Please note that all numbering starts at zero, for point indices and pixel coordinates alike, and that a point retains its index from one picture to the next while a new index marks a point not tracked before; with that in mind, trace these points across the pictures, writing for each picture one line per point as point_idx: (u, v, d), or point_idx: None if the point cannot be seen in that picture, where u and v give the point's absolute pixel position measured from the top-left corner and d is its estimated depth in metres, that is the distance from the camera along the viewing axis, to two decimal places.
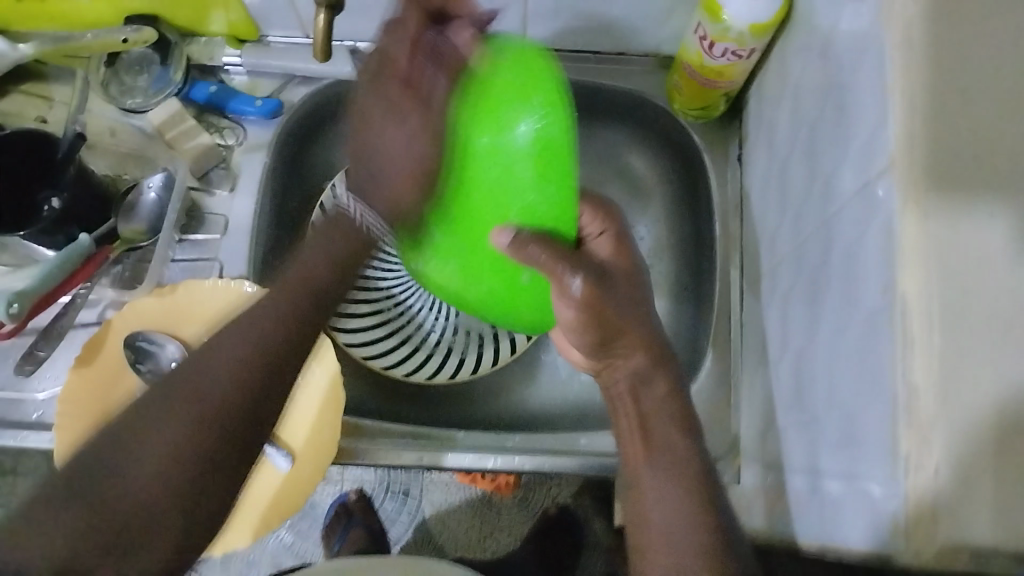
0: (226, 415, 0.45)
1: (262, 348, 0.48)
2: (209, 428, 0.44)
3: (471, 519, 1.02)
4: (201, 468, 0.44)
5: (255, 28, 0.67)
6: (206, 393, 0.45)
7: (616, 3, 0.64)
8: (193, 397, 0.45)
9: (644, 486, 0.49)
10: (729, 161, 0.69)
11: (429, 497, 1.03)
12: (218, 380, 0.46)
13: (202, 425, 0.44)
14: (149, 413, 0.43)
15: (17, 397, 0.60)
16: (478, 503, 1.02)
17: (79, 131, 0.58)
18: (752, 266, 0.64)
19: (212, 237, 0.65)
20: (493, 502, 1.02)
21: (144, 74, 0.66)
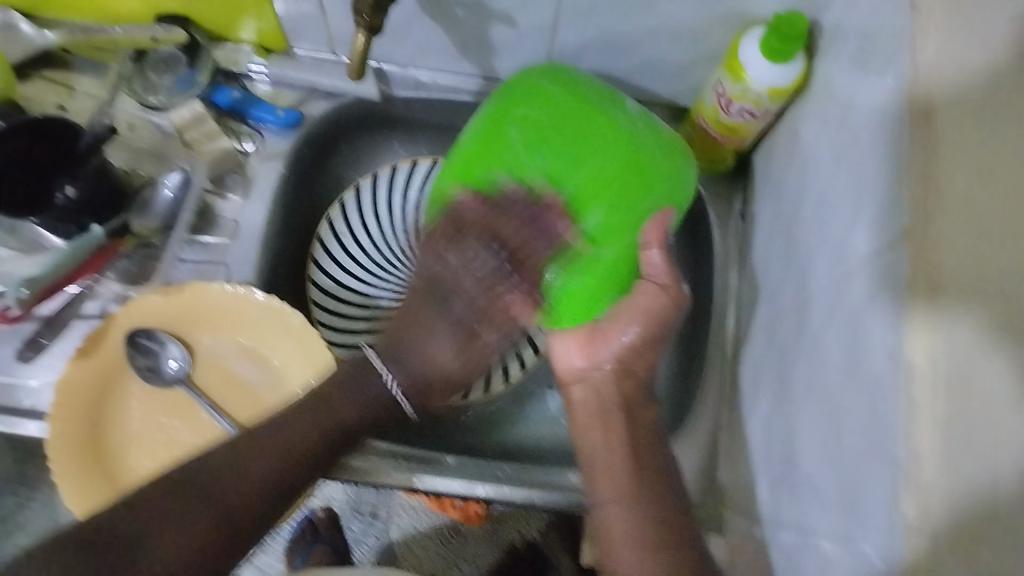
0: (254, 496, 0.51)
1: (260, 478, 0.51)
2: (220, 517, 0.49)
3: (438, 547, 1.03)
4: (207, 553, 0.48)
5: (282, 40, 0.68)
6: (241, 478, 0.51)
7: (640, 52, 0.66)
8: (221, 478, 0.50)
9: (615, 514, 0.53)
10: (733, 214, 0.71)
11: (396, 522, 1.04)
12: (151, 533, 0.46)
13: (180, 547, 0.47)
14: (159, 502, 0.48)
15: (11, 383, 0.59)
16: (444, 531, 1.04)
17: (110, 125, 0.59)
18: (749, 319, 0.65)
19: (222, 241, 0.65)
20: (461, 529, 1.04)
21: (169, 73, 0.67)
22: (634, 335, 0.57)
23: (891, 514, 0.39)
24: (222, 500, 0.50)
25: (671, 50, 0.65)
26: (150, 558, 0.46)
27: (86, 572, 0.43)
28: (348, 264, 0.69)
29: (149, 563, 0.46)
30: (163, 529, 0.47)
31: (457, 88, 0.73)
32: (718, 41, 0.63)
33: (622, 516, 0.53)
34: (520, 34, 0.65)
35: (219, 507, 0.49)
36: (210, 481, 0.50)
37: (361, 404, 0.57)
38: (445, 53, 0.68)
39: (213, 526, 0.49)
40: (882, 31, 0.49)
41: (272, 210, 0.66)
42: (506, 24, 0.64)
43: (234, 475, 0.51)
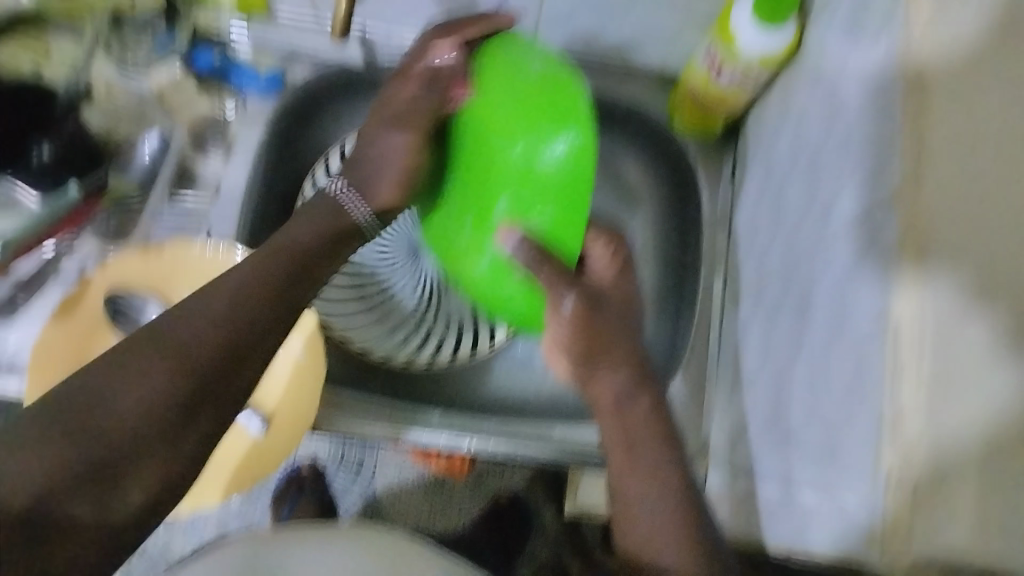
0: (220, 334, 0.43)
1: (231, 301, 0.45)
2: (186, 357, 0.42)
3: (424, 497, 1.05)
4: (179, 396, 0.40)
5: (265, 2, 0.66)
6: (204, 308, 0.44)
7: (631, 15, 0.65)
8: (180, 326, 0.43)
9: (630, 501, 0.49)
10: (721, 179, 0.71)
11: (381, 472, 1.05)
12: (123, 395, 0.39)
13: (146, 407, 0.39)
14: (110, 363, 0.40)
15: None
16: (429, 484, 1.05)
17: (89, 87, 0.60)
18: (736, 282, 0.66)
19: (202, 201, 0.65)
20: (445, 483, 1.05)
21: (149, 37, 0.65)
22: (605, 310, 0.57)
23: (874, 473, 0.40)
24: (180, 343, 0.42)
25: (662, 12, 0.64)
26: (118, 403, 0.39)
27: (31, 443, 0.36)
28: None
29: (130, 398, 0.39)
30: (138, 379, 0.40)
31: None
32: (710, 4, 0.62)
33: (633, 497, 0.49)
34: None
35: (195, 352, 0.42)
36: (168, 328, 0.43)
37: (316, 234, 0.53)
38: (433, 14, 0.67)
39: (191, 364, 0.41)
40: None
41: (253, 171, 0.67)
42: None
43: (193, 318, 0.43)
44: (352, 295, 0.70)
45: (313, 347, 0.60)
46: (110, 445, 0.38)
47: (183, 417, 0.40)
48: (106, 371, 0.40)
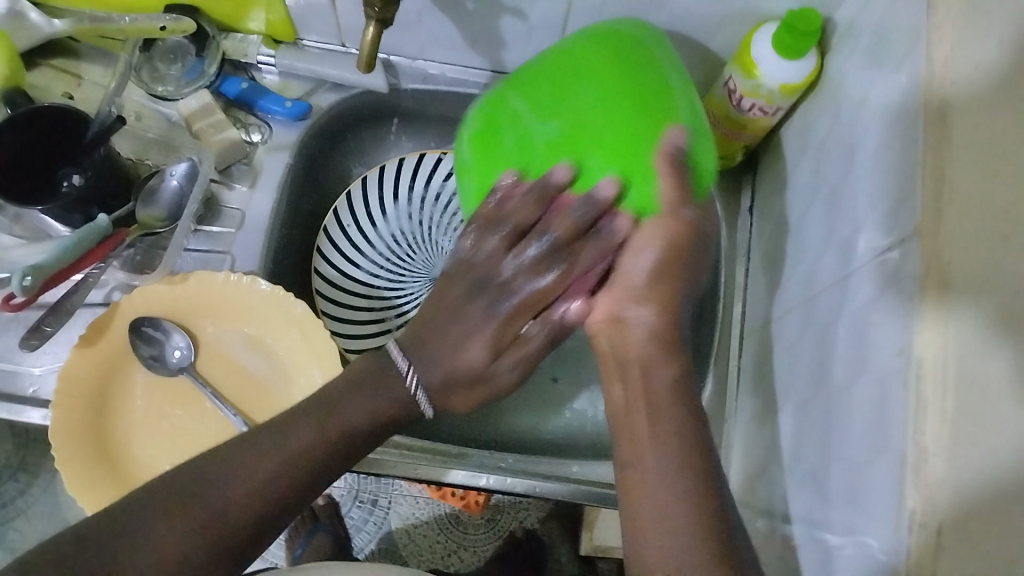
0: (259, 520, 0.44)
1: (265, 484, 0.44)
2: (224, 532, 0.43)
3: (437, 534, 1.03)
4: (208, 570, 0.42)
5: (292, 30, 0.68)
6: (257, 474, 0.44)
7: None
8: (227, 490, 0.43)
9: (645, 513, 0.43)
10: (741, 212, 0.71)
11: (396, 510, 1.03)
12: (143, 549, 0.41)
13: (173, 563, 0.41)
14: (146, 508, 0.42)
15: (14, 371, 0.60)
16: (444, 520, 1.03)
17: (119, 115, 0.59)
18: (755, 315, 0.65)
19: (227, 230, 0.65)
20: (460, 519, 1.03)
21: (178, 63, 0.66)
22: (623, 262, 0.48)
23: (896, 513, 0.39)
24: (228, 500, 0.43)
25: (683, 45, 0.64)
26: (141, 557, 0.41)
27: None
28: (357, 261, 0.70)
29: (151, 553, 0.41)
30: (163, 535, 0.41)
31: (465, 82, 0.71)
32: (730, 36, 0.62)
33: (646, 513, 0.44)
34: (529, 27, 0.64)
35: (227, 521, 0.43)
36: (210, 492, 0.43)
37: (368, 418, 0.48)
38: (452, 45, 0.68)
39: (219, 535, 0.43)
40: (895, 28, 0.49)
41: (279, 202, 0.66)
42: (516, 16, 0.63)
43: (236, 480, 0.44)
44: None
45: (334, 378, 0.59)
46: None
47: (201, 574, 0.42)
48: (133, 514, 0.41)
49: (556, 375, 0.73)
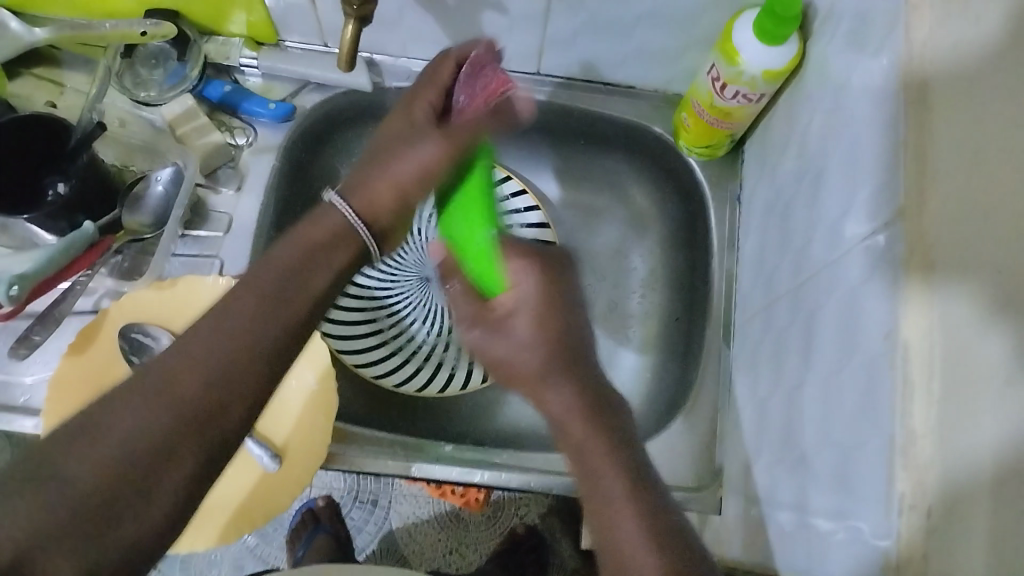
0: (219, 394, 0.38)
1: (209, 352, 0.39)
2: (174, 404, 0.36)
3: (439, 533, 1.03)
4: (153, 456, 0.35)
5: (273, 30, 0.67)
6: (189, 368, 0.38)
7: (633, 38, 0.65)
8: (169, 380, 0.37)
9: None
10: (730, 199, 0.70)
11: (397, 510, 1.03)
12: (86, 459, 0.34)
13: (131, 450, 0.34)
14: (53, 449, 0.33)
15: (5, 381, 0.59)
16: (445, 517, 1.03)
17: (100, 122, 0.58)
18: (746, 303, 0.65)
19: (215, 234, 0.65)
20: (461, 516, 1.04)
21: (160, 68, 0.66)
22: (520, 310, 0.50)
23: (886, 497, 0.39)
24: (170, 399, 0.37)
25: (665, 34, 0.64)
26: (107, 449, 0.34)
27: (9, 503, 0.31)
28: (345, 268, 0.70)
29: (90, 461, 0.33)
30: (108, 430, 0.34)
31: None
32: (711, 24, 0.62)
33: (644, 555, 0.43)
34: (511, 21, 0.64)
35: (179, 402, 0.37)
36: (159, 384, 0.37)
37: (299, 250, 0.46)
38: (434, 43, 0.68)
39: (178, 407, 0.37)
40: (874, 11, 0.49)
41: (266, 202, 0.66)
42: (497, 11, 0.63)
43: (173, 384, 0.37)
44: (365, 325, 0.70)
45: (326, 377, 0.60)
46: (92, 486, 0.33)
47: (157, 465, 0.35)
48: (34, 469, 0.33)
49: None
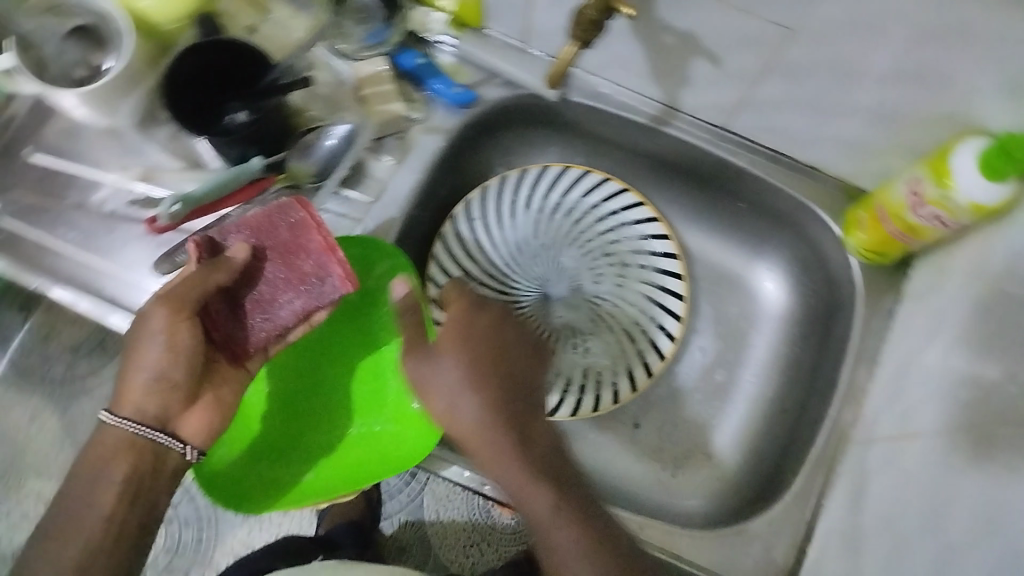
0: (103, 536, 0.48)
1: (85, 521, 0.49)
2: (112, 523, 0.49)
3: (465, 525, 0.98)
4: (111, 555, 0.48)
5: (480, 17, 0.67)
6: (96, 509, 0.49)
7: (835, 125, 0.62)
8: (81, 510, 0.49)
9: None
10: (880, 310, 0.66)
11: (432, 488, 0.99)
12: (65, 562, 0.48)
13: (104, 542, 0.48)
14: (57, 524, 0.49)
15: (134, 282, 0.61)
16: (476, 512, 0.99)
17: (303, 77, 0.59)
18: (869, 425, 0.62)
19: (366, 199, 0.65)
20: (492, 514, 0.99)
21: (364, 26, 0.66)
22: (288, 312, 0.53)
23: None
24: (83, 527, 0.48)
25: (870, 130, 0.60)
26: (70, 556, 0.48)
27: (57, 545, 0.48)
28: (466, 265, 0.72)
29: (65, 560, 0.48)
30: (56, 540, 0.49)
31: (633, 108, 0.70)
32: (925, 135, 0.58)
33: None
34: (720, 73, 0.61)
35: (94, 519, 0.49)
36: (73, 513, 0.49)
37: (153, 379, 0.51)
38: (633, 72, 0.66)
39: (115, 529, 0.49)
40: None
41: (421, 181, 0.66)
42: (709, 61, 0.60)
43: (86, 511, 0.49)
44: None
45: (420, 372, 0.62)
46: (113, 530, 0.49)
47: (132, 549, 0.50)
48: (55, 525, 0.49)
49: (638, 421, 0.74)
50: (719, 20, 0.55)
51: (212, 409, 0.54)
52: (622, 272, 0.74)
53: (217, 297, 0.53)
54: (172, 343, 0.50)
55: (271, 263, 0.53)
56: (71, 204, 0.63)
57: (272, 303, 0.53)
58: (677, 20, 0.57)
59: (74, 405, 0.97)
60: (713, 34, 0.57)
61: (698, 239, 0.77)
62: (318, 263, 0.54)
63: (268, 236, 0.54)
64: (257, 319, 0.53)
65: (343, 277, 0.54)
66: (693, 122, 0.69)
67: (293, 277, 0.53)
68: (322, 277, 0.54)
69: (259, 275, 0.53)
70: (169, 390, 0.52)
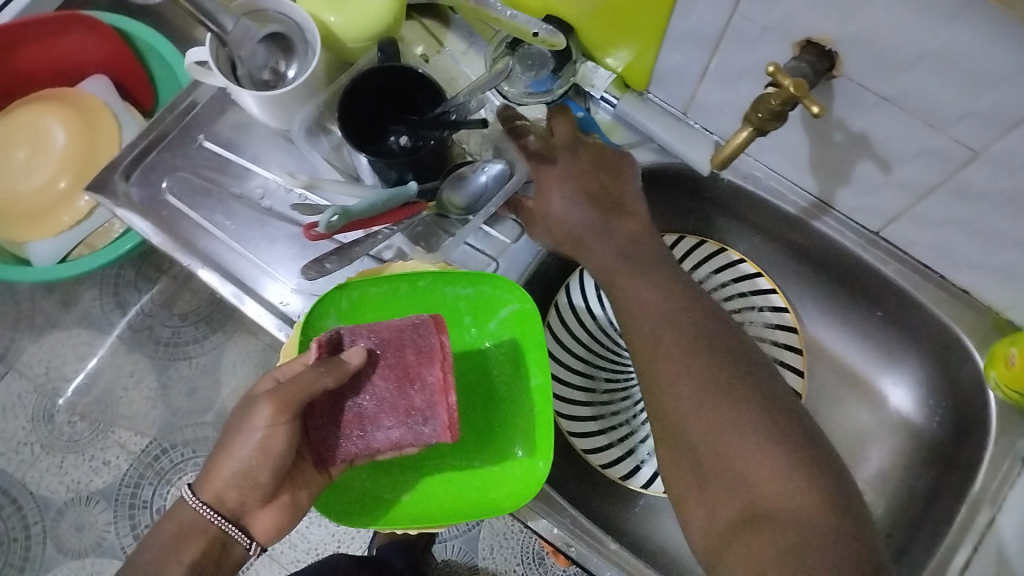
0: None
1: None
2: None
3: (517, 565, 0.96)
4: None
5: (646, 82, 0.67)
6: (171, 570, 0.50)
7: (998, 255, 0.59)
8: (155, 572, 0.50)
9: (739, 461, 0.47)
10: (1012, 456, 0.62)
11: (491, 523, 0.97)
12: None
13: None
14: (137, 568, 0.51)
15: (275, 279, 0.64)
16: (530, 556, 0.97)
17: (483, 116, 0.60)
18: (982, 574, 0.58)
19: (503, 239, 0.66)
20: (544, 562, 0.97)
21: (531, 73, 0.67)
22: (386, 438, 0.50)
23: None
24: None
25: None
26: None
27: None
28: (585, 321, 0.72)
29: None
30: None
31: (783, 196, 0.68)
32: None
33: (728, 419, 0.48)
34: (885, 180, 0.60)
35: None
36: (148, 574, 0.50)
37: (241, 466, 0.50)
38: (793, 161, 0.65)
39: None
40: None
41: None
42: (877, 166, 0.59)
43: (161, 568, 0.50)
44: (580, 377, 0.71)
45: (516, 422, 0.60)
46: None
47: None
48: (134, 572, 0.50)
49: None
50: (899, 130, 0.54)
51: (286, 510, 0.53)
52: None
53: (326, 396, 0.50)
54: (264, 445, 0.49)
55: (385, 382, 0.50)
56: (228, 193, 0.67)
57: (371, 422, 0.50)
58: (854, 120, 0.56)
59: (171, 369, 1.00)
60: (890, 140, 0.55)
61: (822, 336, 0.75)
62: (428, 401, 0.50)
63: (394, 354, 0.50)
64: (352, 435, 0.50)
65: (447, 425, 0.50)
66: (843, 221, 0.67)
67: (401, 406, 0.50)
68: (427, 418, 0.50)
69: (369, 388, 0.50)
70: (251, 486, 0.51)
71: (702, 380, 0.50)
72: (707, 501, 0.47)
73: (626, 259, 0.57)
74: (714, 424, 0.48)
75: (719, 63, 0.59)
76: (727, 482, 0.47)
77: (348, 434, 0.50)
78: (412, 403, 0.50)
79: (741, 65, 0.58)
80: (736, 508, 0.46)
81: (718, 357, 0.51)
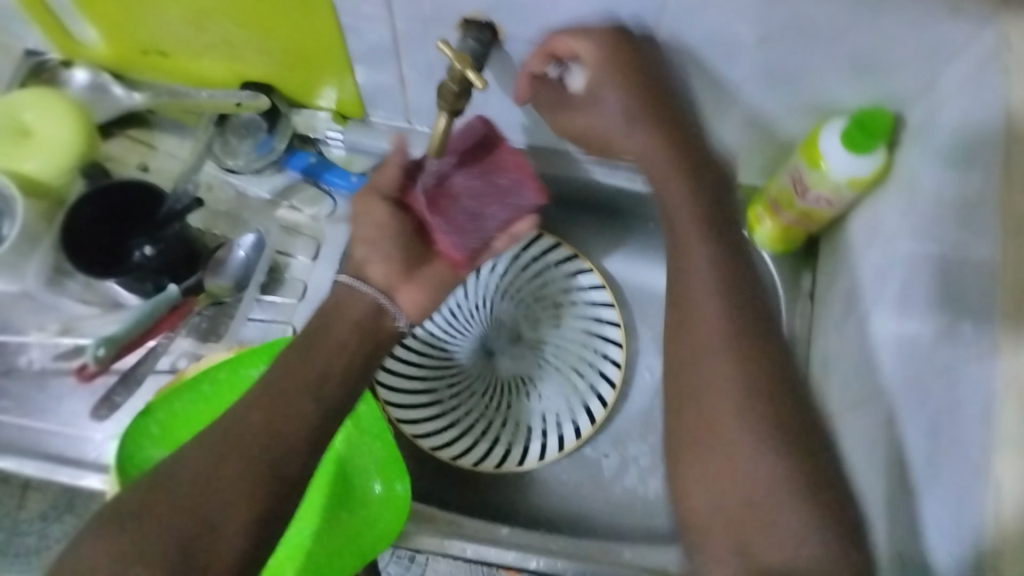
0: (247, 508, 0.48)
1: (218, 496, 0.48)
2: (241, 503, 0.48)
3: None
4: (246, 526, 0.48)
5: (361, 107, 0.69)
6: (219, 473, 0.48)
7: None
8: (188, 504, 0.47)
9: (736, 450, 0.49)
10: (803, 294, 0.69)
11: None
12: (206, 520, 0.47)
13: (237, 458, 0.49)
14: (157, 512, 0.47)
15: (78, 435, 0.62)
16: None
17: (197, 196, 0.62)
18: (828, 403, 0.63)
19: (289, 301, 0.65)
20: None
21: (249, 138, 0.68)
22: (498, 217, 0.54)
23: None
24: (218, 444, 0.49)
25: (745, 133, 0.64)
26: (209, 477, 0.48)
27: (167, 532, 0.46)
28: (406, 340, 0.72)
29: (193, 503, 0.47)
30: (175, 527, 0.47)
31: None
32: (795, 126, 0.62)
33: (735, 433, 0.49)
34: None
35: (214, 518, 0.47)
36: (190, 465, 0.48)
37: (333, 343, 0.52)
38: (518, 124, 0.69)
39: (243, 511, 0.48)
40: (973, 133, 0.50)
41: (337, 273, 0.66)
42: None
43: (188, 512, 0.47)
44: (422, 395, 0.71)
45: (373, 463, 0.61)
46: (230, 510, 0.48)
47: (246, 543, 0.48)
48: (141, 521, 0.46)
49: (607, 451, 0.72)
50: None
51: (429, 290, 0.56)
52: (557, 312, 0.75)
53: (412, 180, 0.57)
54: (376, 222, 0.55)
55: (472, 172, 0.54)
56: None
57: (478, 209, 0.54)
58: None
59: None
60: None
61: (618, 266, 0.79)
62: (513, 181, 0.54)
63: (469, 155, 0.55)
64: (467, 226, 0.54)
65: (538, 189, 0.54)
66: None
67: (497, 184, 0.54)
68: (520, 188, 0.54)
69: (458, 181, 0.54)
70: (385, 261, 0.55)
71: (727, 379, 0.51)
72: (697, 469, 0.50)
73: (725, 286, 0.53)
74: (726, 386, 0.50)
75: (407, 66, 0.62)
76: (724, 453, 0.49)
77: (466, 222, 0.54)
78: (501, 177, 0.54)
79: (425, 60, 0.61)
80: (720, 485, 0.48)
81: (747, 362, 0.51)
